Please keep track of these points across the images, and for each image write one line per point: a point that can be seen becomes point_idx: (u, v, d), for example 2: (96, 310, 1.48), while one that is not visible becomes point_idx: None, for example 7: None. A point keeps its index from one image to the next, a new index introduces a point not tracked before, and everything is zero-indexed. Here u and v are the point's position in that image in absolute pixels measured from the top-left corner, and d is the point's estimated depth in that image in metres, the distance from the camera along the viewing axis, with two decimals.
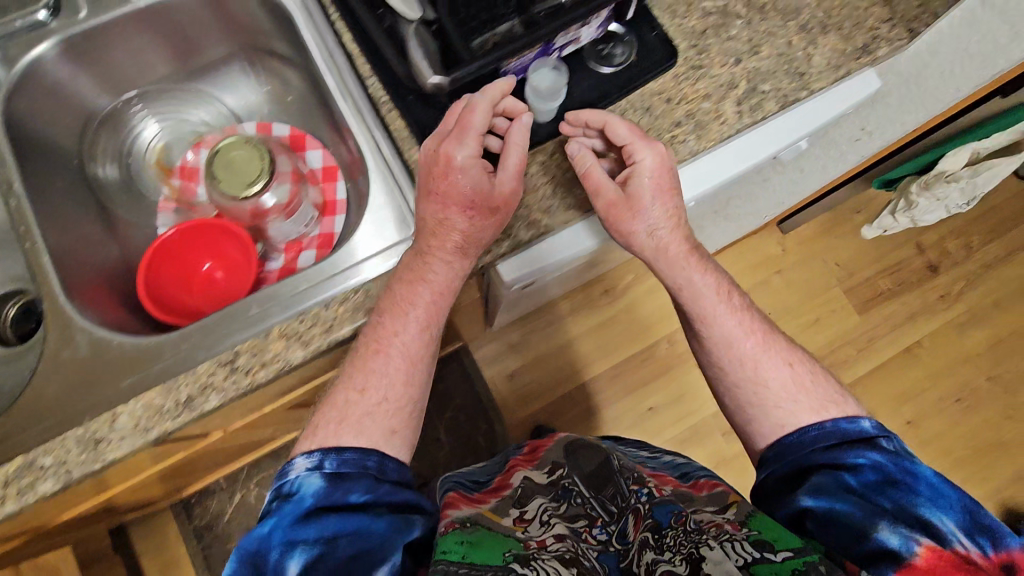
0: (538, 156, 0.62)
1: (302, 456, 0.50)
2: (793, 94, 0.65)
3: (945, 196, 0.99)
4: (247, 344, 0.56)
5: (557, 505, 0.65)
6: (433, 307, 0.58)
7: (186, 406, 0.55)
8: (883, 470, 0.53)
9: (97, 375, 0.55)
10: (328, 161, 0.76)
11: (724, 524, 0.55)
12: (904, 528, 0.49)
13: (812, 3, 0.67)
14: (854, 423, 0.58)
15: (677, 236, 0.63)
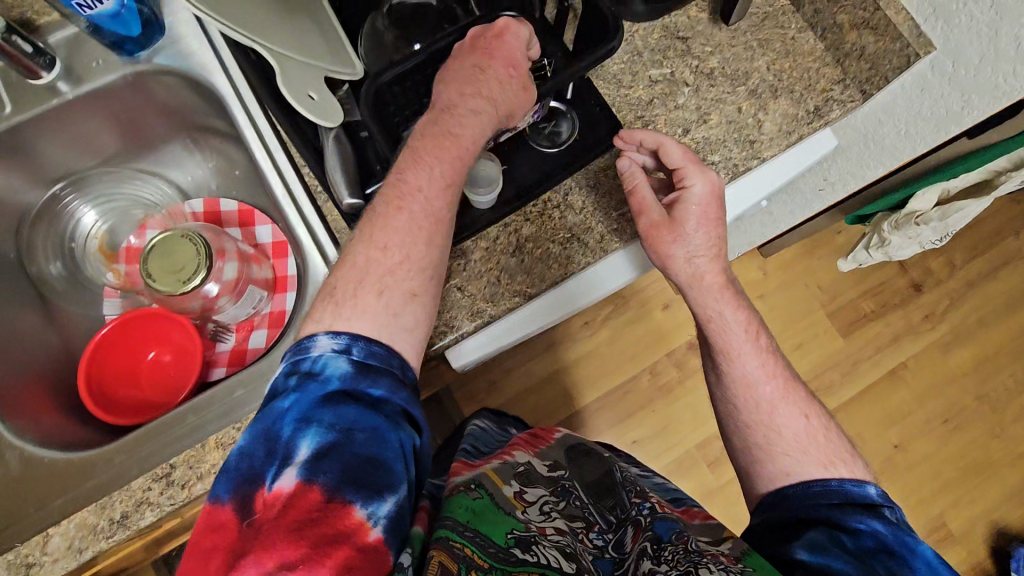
0: (481, 242, 0.60)
1: (327, 336, 0.48)
2: (742, 163, 0.64)
3: (917, 234, 0.98)
4: (183, 456, 0.54)
5: (558, 501, 0.60)
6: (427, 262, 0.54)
7: (121, 523, 0.53)
8: (883, 539, 0.49)
9: (31, 493, 0.55)
10: (277, 235, 0.73)
11: (720, 555, 0.52)
12: None
13: (762, 66, 0.65)
14: (858, 487, 0.55)
15: (715, 267, 0.63)
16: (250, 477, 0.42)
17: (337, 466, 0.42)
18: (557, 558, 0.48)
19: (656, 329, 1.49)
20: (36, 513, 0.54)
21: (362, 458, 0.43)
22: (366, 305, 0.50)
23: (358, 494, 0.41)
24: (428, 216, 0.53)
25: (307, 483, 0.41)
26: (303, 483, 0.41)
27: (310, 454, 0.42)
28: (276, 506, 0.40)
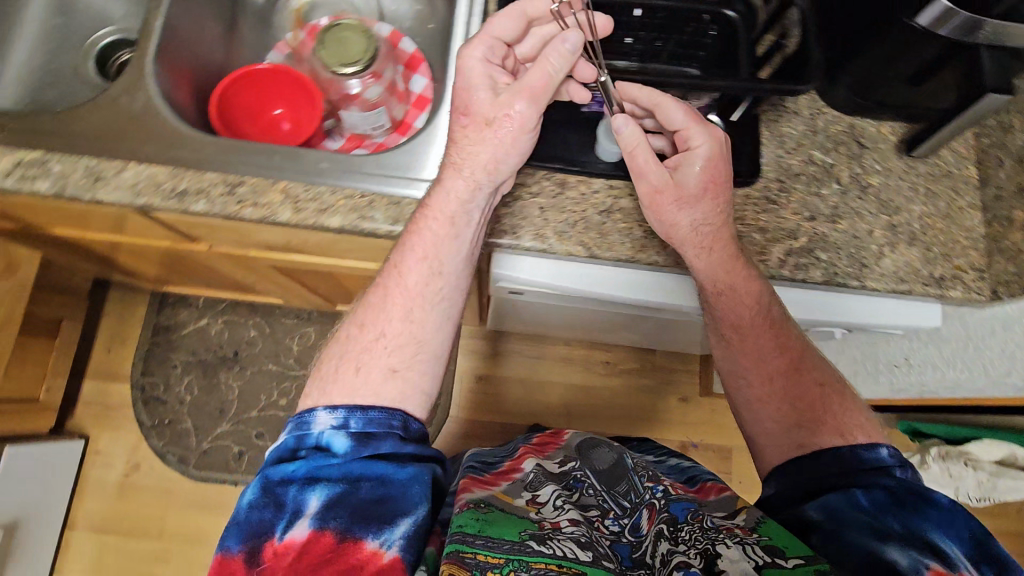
0: (580, 186, 0.64)
1: (326, 412, 0.57)
2: (843, 278, 0.63)
3: (959, 478, 0.92)
4: (253, 180, 0.61)
5: (570, 492, 0.67)
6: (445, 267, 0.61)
7: (176, 196, 0.60)
8: (892, 491, 0.55)
9: (131, 131, 0.63)
10: (426, 91, 0.80)
11: (733, 526, 0.58)
12: (915, 552, 0.49)
13: (915, 211, 0.65)
14: (872, 450, 0.61)
15: (726, 232, 0.61)
16: (257, 531, 0.52)
17: (346, 514, 0.52)
18: (572, 550, 0.55)
19: (663, 412, 1.47)
20: (124, 147, 0.62)
21: (371, 497, 0.54)
22: (342, 376, 0.59)
23: (368, 530, 0.52)
24: (414, 298, 0.61)
25: (319, 530, 0.51)
26: (314, 533, 0.51)
27: (317, 507, 0.52)
28: (286, 556, 0.51)
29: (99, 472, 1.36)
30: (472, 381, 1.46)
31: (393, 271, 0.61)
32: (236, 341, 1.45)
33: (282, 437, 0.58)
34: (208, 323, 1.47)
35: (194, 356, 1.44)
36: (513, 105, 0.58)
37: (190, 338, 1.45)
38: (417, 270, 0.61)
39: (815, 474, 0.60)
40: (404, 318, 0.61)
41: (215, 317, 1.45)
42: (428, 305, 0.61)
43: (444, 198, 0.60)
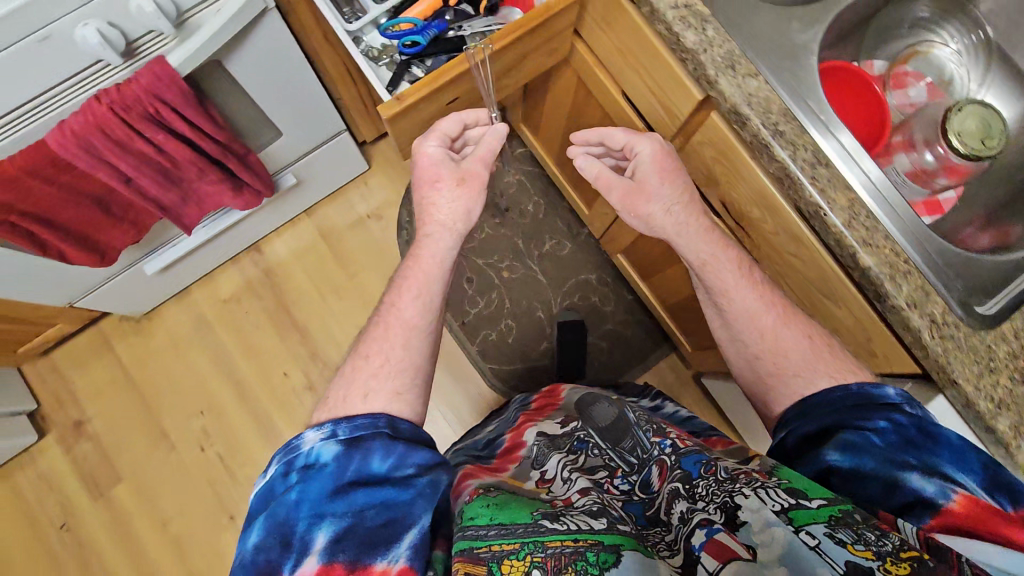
0: None
1: (313, 432, 0.61)
2: None
3: None
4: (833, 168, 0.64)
5: (575, 458, 0.79)
6: (424, 283, 0.75)
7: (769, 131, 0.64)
8: (906, 432, 0.59)
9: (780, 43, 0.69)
10: (946, 203, 0.76)
11: (751, 472, 0.61)
12: (941, 480, 0.54)
13: None
14: (880, 390, 0.63)
15: (694, 210, 0.77)
16: (266, 569, 0.54)
17: (354, 546, 0.54)
18: (585, 522, 0.57)
19: None
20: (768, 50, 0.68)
21: (380, 519, 0.56)
22: (349, 404, 0.66)
23: (376, 553, 0.54)
24: (403, 328, 0.73)
25: (328, 564, 0.53)
26: (323, 566, 0.53)
27: (325, 544, 0.54)
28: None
29: (354, 197, 1.49)
30: None
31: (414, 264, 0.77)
32: (515, 200, 1.51)
33: (267, 473, 0.60)
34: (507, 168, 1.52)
35: (479, 182, 1.51)
36: (427, 147, 0.77)
37: (485, 165, 1.52)
38: (431, 297, 0.75)
39: (834, 421, 0.63)
40: (449, 215, 0.77)
41: (519, 170, 1.52)
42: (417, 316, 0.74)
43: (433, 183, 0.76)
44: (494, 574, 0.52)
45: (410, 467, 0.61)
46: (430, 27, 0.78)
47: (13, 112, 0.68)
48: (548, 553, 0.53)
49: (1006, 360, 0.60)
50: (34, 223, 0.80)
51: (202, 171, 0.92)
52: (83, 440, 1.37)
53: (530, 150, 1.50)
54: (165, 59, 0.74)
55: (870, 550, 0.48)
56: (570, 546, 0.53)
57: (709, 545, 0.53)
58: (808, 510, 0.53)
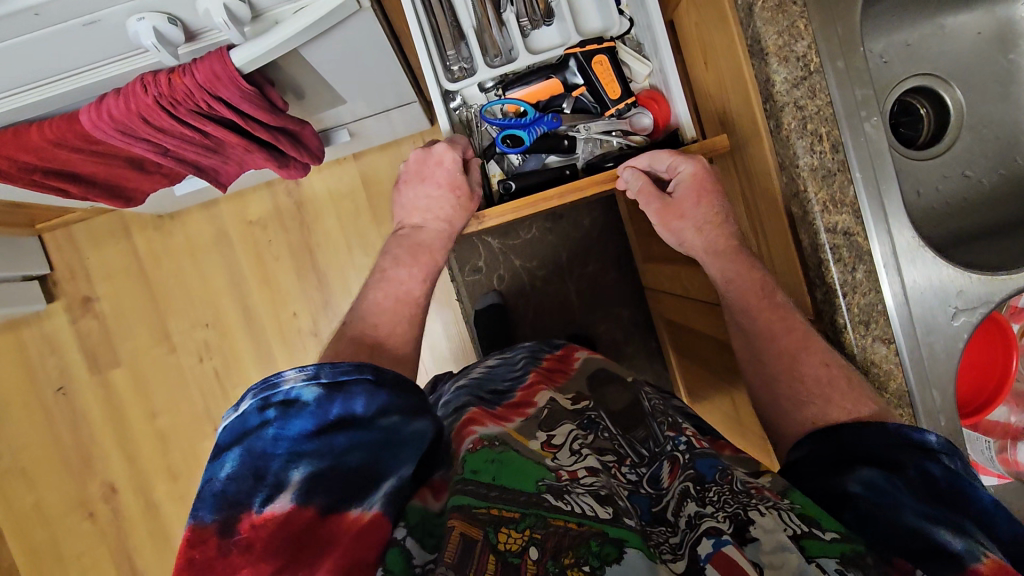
0: None
1: (292, 369, 0.53)
2: None
3: None
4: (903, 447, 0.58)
5: (586, 434, 0.64)
6: (429, 187, 0.76)
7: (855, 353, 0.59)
8: (937, 483, 0.51)
9: (934, 302, 0.58)
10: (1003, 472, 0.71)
11: (764, 490, 0.53)
12: (969, 535, 0.46)
13: None
14: (919, 432, 0.54)
15: (720, 231, 0.71)
16: (232, 502, 0.48)
17: (331, 487, 0.50)
18: (591, 506, 0.51)
19: None
20: (913, 309, 0.58)
21: (362, 460, 0.52)
22: None
23: (353, 501, 0.50)
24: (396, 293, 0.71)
25: (300, 505, 0.48)
26: (296, 507, 0.48)
27: (302, 483, 0.49)
28: (268, 527, 0.47)
29: (407, 154, 1.36)
30: None
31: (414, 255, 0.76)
32: (574, 208, 1.39)
33: (237, 404, 0.53)
34: None
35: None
36: (439, 151, 0.75)
37: None
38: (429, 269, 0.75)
39: (862, 451, 0.55)
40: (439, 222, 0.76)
41: None
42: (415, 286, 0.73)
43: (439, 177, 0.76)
44: (490, 539, 0.48)
45: (391, 413, 0.55)
46: (540, 124, 0.79)
47: (42, 79, 0.58)
48: (550, 531, 0.48)
49: None
50: (57, 178, 0.72)
51: (248, 151, 0.81)
52: (90, 316, 1.39)
53: None
54: (226, 56, 0.62)
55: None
56: (574, 530, 0.48)
57: (716, 558, 0.46)
58: (821, 540, 0.47)
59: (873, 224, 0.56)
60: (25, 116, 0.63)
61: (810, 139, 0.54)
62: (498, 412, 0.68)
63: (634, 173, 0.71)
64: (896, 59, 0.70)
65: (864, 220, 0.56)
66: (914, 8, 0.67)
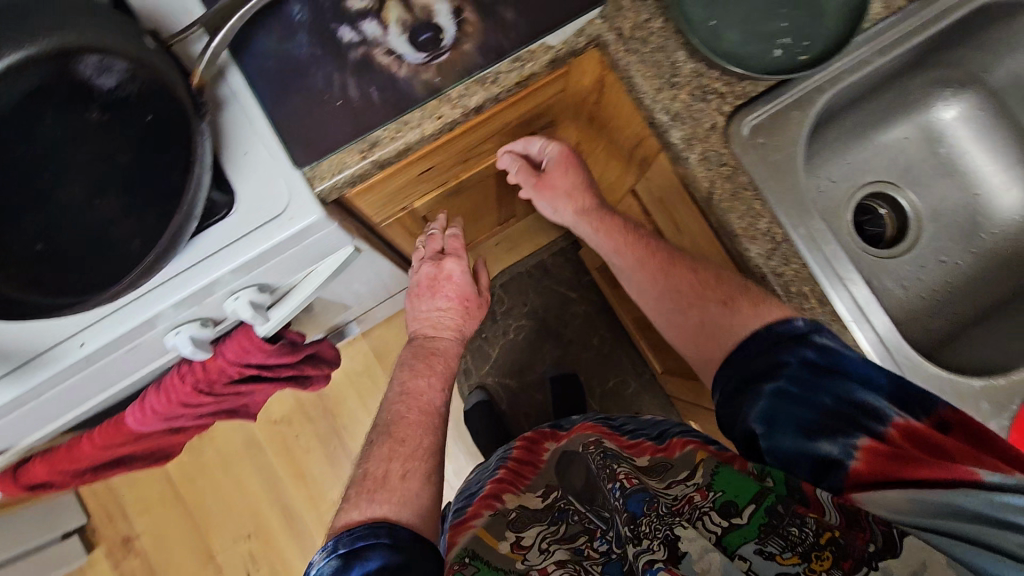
0: None
1: (319, 551, 0.56)
2: None
3: None
4: None
5: (555, 529, 0.69)
6: (450, 304, 0.78)
7: None
8: (809, 369, 0.55)
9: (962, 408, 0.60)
10: None
11: (693, 495, 0.55)
12: (844, 440, 0.52)
13: None
14: (789, 321, 0.57)
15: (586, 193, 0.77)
16: None
17: None
18: None
19: None
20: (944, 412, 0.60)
21: None
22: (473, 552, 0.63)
23: None
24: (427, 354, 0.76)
25: None
26: None
27: None
28: None
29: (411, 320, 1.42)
30: None
31: (427, 327, 0.78)
32: (580, 333, 1.44)
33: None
34: (575, 298, 1.45)
35: (544, 309, 1.44)
36: (451, 267, 0.77)
37: (553, 295, 1.45)
38: (451, 338, 0.78)
39: (754, 371, 0.59)
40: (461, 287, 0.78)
41: (586, 301, 1.44)
42: (448, 338, 0.78)
43: (446, 278, 0.77)
44: None
45: None
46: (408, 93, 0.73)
47: (98, 396, 0.63)
48: None
49: None
50: (104, 467, 0.76)
51: (274, 388, 0.86)
52: (131, 555, 1.37)
53: (598, 283, 1.41)
54: (250, 330, 0.67)
55: (796, 553, 0.45)
56: None
57: None
58: (740, 530, 0.49)
59: (833, 289, 0.59)
60: (68, 425, 0.65)
61: (796, 300, 0.59)
62: (469, 514, 0.74)
63: (509, 157, 0.78)
64: (842, 178, 0.77)
65: (823, 287, 0.59)
66: (847, 136, 0.74)
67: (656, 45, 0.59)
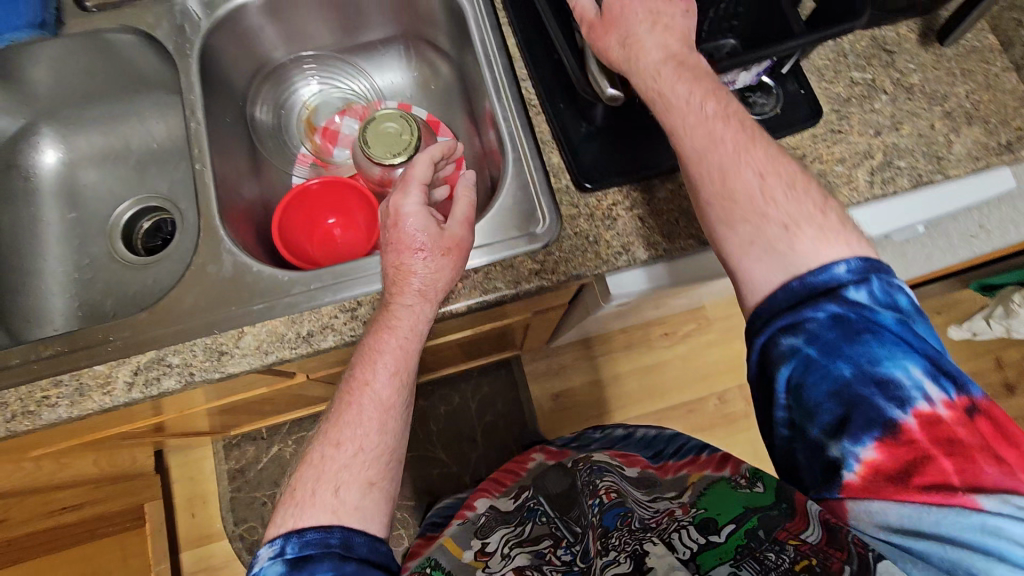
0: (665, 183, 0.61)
1: (267, 545, 0.46)
2: (926, 176, 0.63)
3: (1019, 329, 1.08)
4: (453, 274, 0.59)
5: (517, 532, 0.68)
6: (762, 187, 0.49)
7: (306, 339, 0.57)
8: (848, 321, 0.43)
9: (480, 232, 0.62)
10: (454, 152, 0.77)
11: (677, 509, 0.57)
12: (867, 423, 0.40)
13: (963, 94, 0.65)
14: (828, 269, 0.45)
15: (698, 86, 0.50)
16: None
17: None
18: None
19: None
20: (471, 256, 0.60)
21: None
22: None
23: None
24: (377, 406, 0.51)
25: None
26: None
27: None
28: None
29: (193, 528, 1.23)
30: (588, 413, 1.38)
31: (381, 326, 0.53)
32: None
33: None
34: (278, 451, 1.33)
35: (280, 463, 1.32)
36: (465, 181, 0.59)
37: (268, 471, 1.32)
38: (416, 304, 0.54)
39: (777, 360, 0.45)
40: (739, 140, 0.50)
41: (283, 442, 1.32)
42: (420, 306, 0.54)
43: (407, 278, 0.54)
44: None
45: None
46: None
47: None
48: None
49: (608, 234, 0.60)
50: None
51: None
52: None
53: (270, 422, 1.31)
54: None
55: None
56: None
57: None
58: (715, 549, 0.49)
59: (323, 298, 0.58)
60: None
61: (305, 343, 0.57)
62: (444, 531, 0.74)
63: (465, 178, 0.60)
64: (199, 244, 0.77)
65: (340, 292, 0.59)
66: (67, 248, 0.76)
67: (102, 287, 0.75)
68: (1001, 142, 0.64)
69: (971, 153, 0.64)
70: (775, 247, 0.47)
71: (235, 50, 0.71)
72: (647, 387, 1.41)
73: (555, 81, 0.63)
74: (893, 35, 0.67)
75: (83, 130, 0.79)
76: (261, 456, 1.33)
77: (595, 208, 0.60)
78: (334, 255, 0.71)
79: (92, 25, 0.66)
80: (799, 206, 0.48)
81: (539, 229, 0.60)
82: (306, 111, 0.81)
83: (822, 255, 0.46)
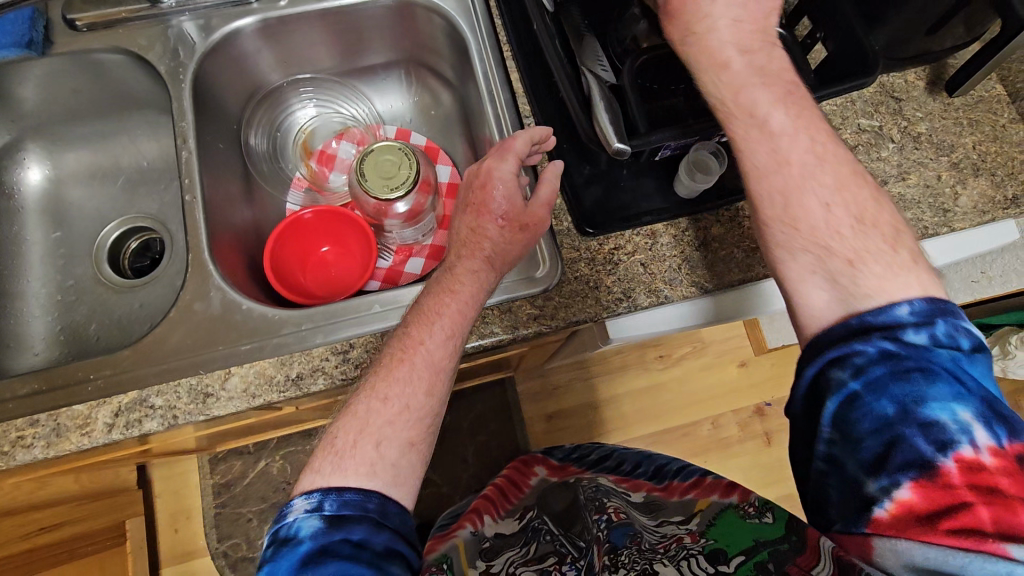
0: (668, 227, 0.60)
1: (303, 496, 0.43)
2: (932, 228, 0.62)
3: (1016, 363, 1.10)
4: None
5: (524, 551, 0.59)
6: (837, 221, 0.45)
7: (296, 382, 0.55)
8: (899, 362, 0.40)
9: None
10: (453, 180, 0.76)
11: (684, 537, 0.52)
12: (910, 464, 0.38)
13: (969, 146, 0.65)
14: (892, 310, 0.42)
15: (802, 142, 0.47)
16: None
17: None
18: None
19: None
20: None
21: None
22: None
23: None
24: (429, 367, 0.50)
25: None
26: None
27: None
28: None
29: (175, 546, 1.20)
30: (580, 435, 1.37)
31: (445, 288, 0.54)
32: None
33: None
34: (265, 466, 1.30)
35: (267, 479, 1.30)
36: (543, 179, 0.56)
37: (255, 487, 1.29)
38: (482, 270, 0.54)
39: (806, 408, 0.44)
40: (810, 157, 0.46)
41: (271, 458, 1.29)
42: (486, 272, 0.55)
43: (479, 242, 0.55)
44: None
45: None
46: None
47: None
48: None
49: (608, 278, 0.58)
50: None
51: None
52: None
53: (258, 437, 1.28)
54: None
55: None
56: None
57: None
58: None
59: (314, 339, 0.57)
60: None
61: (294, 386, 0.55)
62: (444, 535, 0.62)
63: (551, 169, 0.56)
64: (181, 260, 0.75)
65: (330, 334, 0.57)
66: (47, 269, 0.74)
67: (86, 312, 0.73)
68: (1008, 196, 0.63)
69: (977, 206, 0.63)
70: (837, 279, 0.44)
71: (229, 74, 0.70)
72: (639, 410, 1.40)
73: (560, 120, 0.62)
74: (901, 82, 0.66)
75: (72, 144, 0.76)
76: (247, 471, 1.30)
77: (597, 252, 0.59)
78: (332, 284, 0.70)
79: (83, 44, 0.64)
80: (874, 242, 0.44)
81: (540, 271, 0.59)
82: (302, 135, 0.79)
83: (885, 292, 0.42)
